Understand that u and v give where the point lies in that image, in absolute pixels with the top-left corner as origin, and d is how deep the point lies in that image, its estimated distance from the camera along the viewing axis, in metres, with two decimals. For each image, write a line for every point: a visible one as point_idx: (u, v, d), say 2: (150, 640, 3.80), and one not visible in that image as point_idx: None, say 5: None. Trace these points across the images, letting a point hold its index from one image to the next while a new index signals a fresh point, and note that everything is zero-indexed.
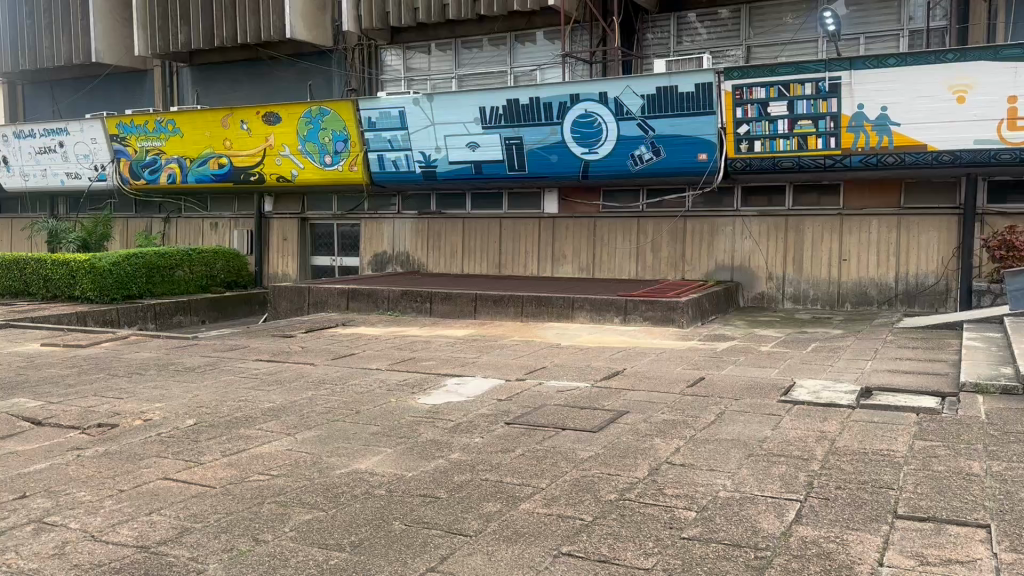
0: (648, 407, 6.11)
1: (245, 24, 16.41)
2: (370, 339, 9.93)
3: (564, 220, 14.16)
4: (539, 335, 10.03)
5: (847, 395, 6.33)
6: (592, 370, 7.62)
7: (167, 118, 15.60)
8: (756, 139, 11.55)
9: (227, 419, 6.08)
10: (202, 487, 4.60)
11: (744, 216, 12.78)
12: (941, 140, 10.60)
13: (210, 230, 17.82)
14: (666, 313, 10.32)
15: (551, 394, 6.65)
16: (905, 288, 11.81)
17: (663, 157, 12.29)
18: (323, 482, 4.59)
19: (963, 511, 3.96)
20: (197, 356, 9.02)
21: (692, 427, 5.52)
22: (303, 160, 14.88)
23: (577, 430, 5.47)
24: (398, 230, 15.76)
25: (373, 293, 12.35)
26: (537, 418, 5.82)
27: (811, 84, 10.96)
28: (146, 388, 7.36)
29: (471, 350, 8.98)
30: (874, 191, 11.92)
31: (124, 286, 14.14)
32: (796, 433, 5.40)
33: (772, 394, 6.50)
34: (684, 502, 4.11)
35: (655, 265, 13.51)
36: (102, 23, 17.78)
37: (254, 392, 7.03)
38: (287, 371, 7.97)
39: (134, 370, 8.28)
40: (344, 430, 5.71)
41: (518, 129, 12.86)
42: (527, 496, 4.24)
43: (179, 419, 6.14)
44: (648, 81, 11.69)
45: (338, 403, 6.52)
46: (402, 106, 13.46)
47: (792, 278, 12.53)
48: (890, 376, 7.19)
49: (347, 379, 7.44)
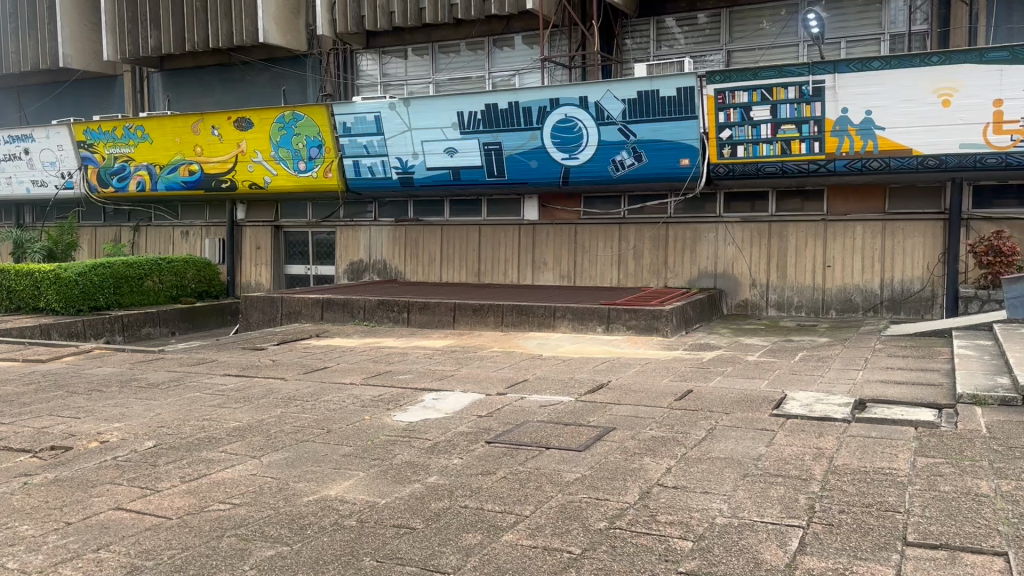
0: (635, 423, 5.81)
1: (216, 28, 16.02)
2: (345, 351, 9.56)
3: (544, 227, 13.89)
4: (520, 345, 9.71)
5: (842, 409, 6.07)
6: (576, 383, 7.31)
7: (135, 124, 15.14)
8: (738, 144, 11.36)
9: (190, 440, 5.72)
10: (157, 518, 4.24)
11: (726, 222, 12.57)
12: (926, 144, 10.45)
13: (181, 238, 17.37)
14: (650, 321, 10.07)
15: (534, 410, 6.34)
16: (891, 295, 11.63)
17: (645, 163, 12.06)
18: (288, 511, 4.25)
19: (978, 537, 3.70)
20: (162, 371, 8.61)
21: (682, 445, 5.23)
22: (276, 166, 14.49)
23: (562, 449, 5.17)
24: (374, 238, 15.40)
25: (348, 303, 11.99)
26: (519, 436, 5.50)
27: (794, 88, 10.76)
28: (106, 406, 6.97)
29: (449, 362, 8.65)
30: (859, 196, 11.75)
31: (91, 297, 13.66)
32: (792, 450, 5.13)
33: (764, 408, 6.23)
34: (679, 530, 3.82)
35: (637, 272, 13.26)
36: (70, 27, 17.29)
37: (219, 410, 6.65)
38: (256, 386, 7.59)
39: (95, 386, 7.87)
40: (314, 451, 5.36)
41: (497, 134, 12.57)
42: (510, 525, 3.93)
43: (138, 440, 5.76)
44: (629, 84, 11.44)
45: (308, 421, 6.17)
46: (378, 110, 13.13)
47: (776, 284, 12.32)
48: (883, 387, 6.95)
49: (319, 395, 7.08)
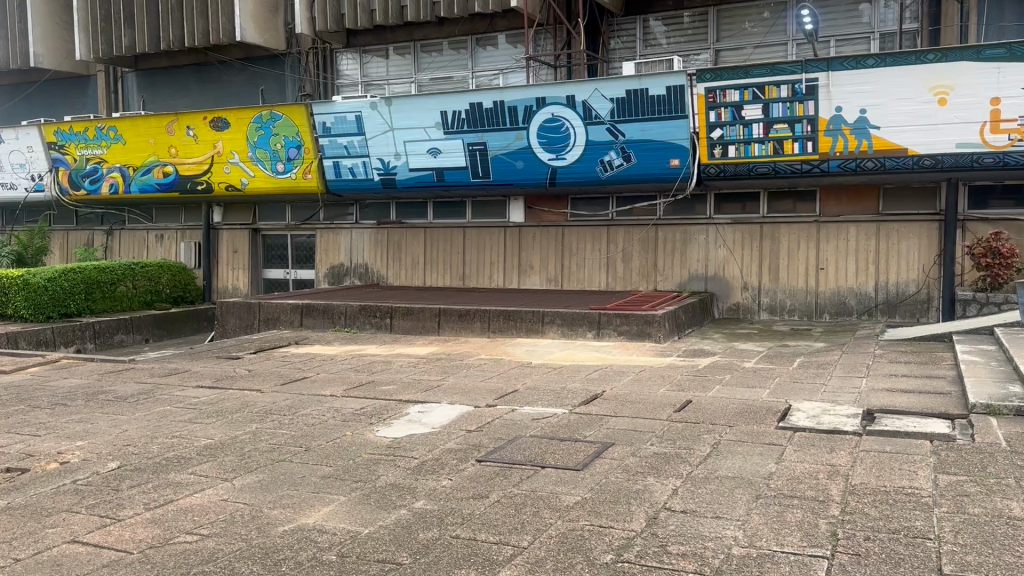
0: (635, 438, 5.46)
1: (192, 27, 15.56)
2: (325, 360, 9.15)
3: (530, 229, 13.55)
4: (508, 352, 9.36)
5: (851, 421, 5.76)
6: (569, 394, 6.95)
7: (108, 125, 14.62)
8: (730, 144, 11.06)
9: (158, 461, 5.31)
10: (116, 553, 3.83)
11: (717, 224, 12.27)
12: (921, 143, 10.21)
13: (155, 242, 16.87)
14: (642, 327, 9.73)
15: (526, 423, 5.96)
16: (886, 298, 11.37)
17: (634, 163, 11.74)
18: (262, 544, 3.86)
19: (1020, 569, 3.39)
20: (131, 382, 8.16)
21: (687, 463, 4.88)
22: (253, 167, 14.05)
23: (559, 468, 4.81)
24: (355, 241, 14.98)
25: (328, 309, 11.57)
26: (512, 454, 5.14)
27: (787, 86, 10.48)
28: (69, 423, 6.52)
29: (434, 371, 8.26)
30: (852, 198, 11.50)
31: (61, 303, 13.13)
32: (804, 468, 4.80)
33: (769, 420, 5.90)
34: (693, 563, 3.47)
35: (626, 276, 12.94)
36: (41, 25, 16.75)
37: (190, 426, 6.23)
38: (230, 399, 7.17)
39: (59, 400, 7.41)
40: (291, 473, 4.97)
41: (481, 134, 12.21)
42: (506, 559, 3.57)
43: (101, 462, 5.33)
44: (617, 83, 11.11)
45: (285, 438, 5.77)
46: (359, 110, 12.73)
47: (767, 287, 12.04)
48: (890, 396, 6.63)
49: (297, 409, 6.68)
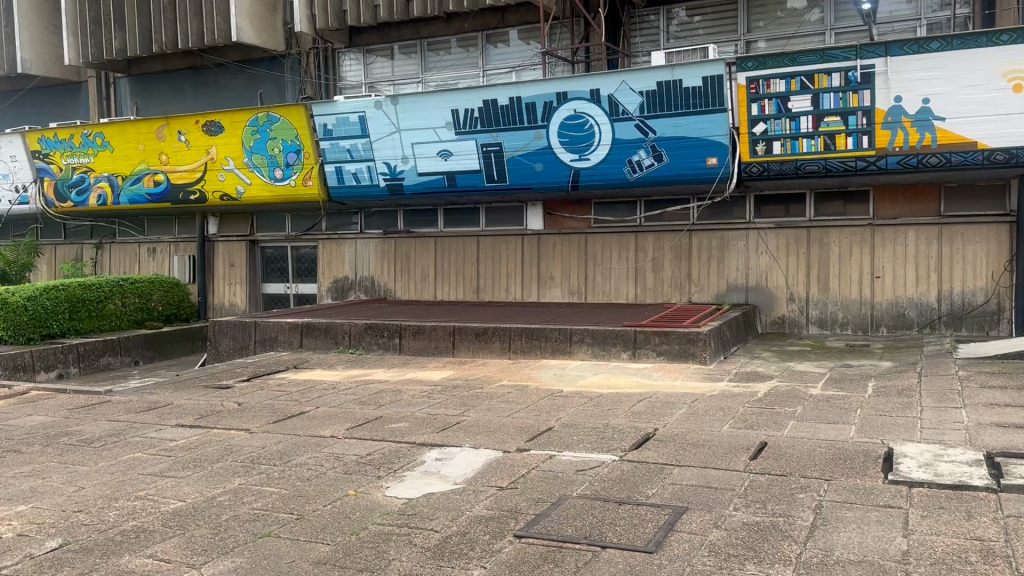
0: (713, 499, 4.32)
1: (186, 27, 14.51)
2: (328, 389, 8.02)
3: (550, 237, 12.44)
4: (534, 377, 8.23)
5: (977, 471, 4.61)
6: (614, 434, 5.81)
7: (95, 132, 13.59)
8: (774, 139, 9.93)
9: (113, 535, 4.20)
10: None
11: (758, 229, 11.15)
12: (994, 135, 9.00)
13: (147, 256, 15.88)
14: (684, 346, 8.60)
15: (570, 477, 4.83)
16: (950, 309, 10.22)
17: (667, 163, 10.58)
18: None
19: None
20: (101, 421, 7.02)
21: (792, 541, 3.75)
22: (250, 174, 12.98)
23: (626, 550, 3.69)
24: (360, 252, 13.90)
25: (330, 327, 10.46)
26: (561, 525, 4.00)
27: (839, 75, 9.38)
28: (16, 478, 5.38)
29: (452, 403, 7.10)
30: (910, 198, 10.34)
31: (43, 323, 12.00)
32: (946, 545, 3.68)
33: (873, 470, 4.76)
34: None
35: (656, 287, 11.81)
36: (29, 29, 15.74)
37: (159, 483, 5.10)
38: (214, 443, 6.07)
39: (14, 445, 6.29)
40: (276, 555, 3.85)
41: (497, 134, 11.11)
42: None
43: (37, 540, 4.20)
44: (647, 75, 10.03)
45: (274, 500, 4.65)
46: (362, 110, 11.67)
47: (816, 298, 10.89)
48: (1006, 433, 5.46)
49: (291, 456, 5.57)
